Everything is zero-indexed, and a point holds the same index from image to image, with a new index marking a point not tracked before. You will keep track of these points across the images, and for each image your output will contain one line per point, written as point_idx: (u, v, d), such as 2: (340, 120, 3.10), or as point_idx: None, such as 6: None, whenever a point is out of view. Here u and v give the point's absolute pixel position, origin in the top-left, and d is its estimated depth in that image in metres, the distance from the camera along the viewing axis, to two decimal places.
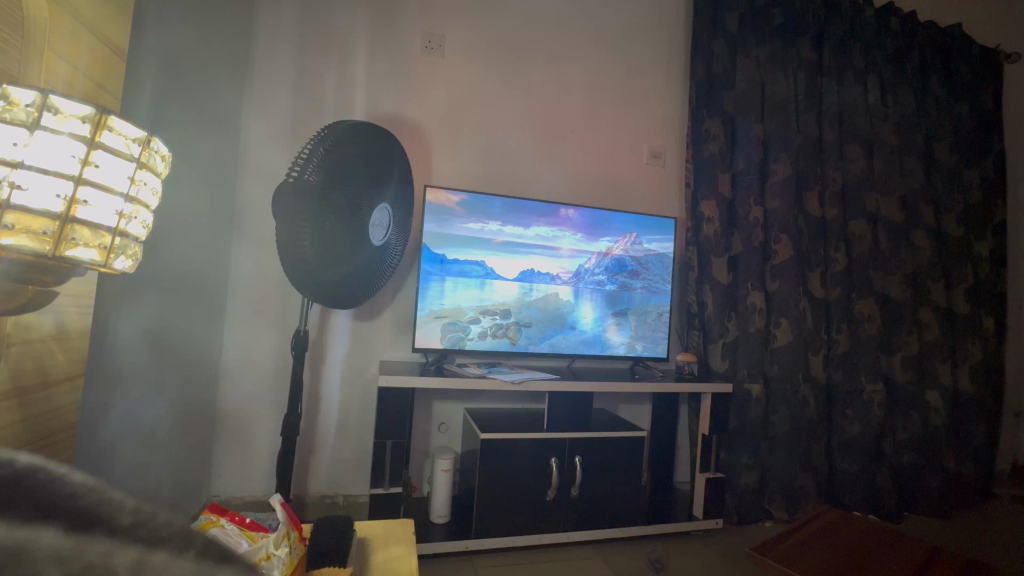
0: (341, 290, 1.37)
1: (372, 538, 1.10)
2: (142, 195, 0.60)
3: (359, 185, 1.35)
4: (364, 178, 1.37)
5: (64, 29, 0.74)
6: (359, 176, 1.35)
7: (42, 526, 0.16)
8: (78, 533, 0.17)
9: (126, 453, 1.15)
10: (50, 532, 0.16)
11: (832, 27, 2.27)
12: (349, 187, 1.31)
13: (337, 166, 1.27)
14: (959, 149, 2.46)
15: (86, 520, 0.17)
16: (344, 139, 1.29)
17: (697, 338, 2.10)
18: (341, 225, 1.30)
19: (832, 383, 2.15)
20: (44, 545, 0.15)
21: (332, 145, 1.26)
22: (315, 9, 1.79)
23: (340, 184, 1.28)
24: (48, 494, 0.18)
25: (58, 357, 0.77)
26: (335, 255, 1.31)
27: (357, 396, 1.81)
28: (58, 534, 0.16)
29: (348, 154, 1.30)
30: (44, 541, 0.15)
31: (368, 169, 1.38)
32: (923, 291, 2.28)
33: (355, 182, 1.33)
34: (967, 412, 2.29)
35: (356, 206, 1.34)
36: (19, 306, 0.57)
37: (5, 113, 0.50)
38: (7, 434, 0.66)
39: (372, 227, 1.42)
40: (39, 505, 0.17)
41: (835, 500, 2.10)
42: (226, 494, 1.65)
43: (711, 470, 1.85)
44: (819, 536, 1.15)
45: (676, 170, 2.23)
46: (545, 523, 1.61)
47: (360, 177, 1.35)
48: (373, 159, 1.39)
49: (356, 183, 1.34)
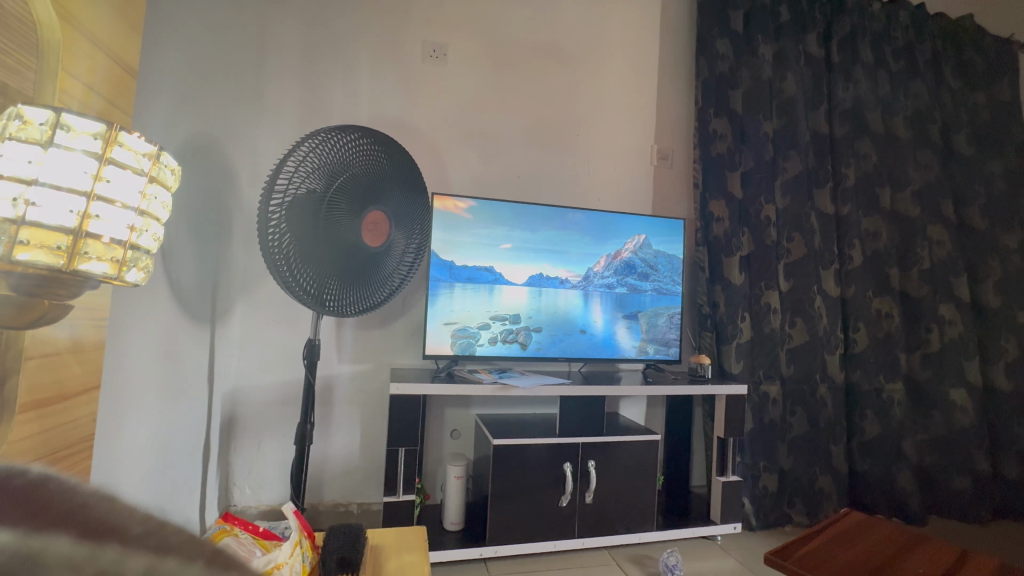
0: (344, 296, 1.34)
1: (385, 546, 1.10)
2: (153, 208, 0.62)
3: (356, 185, 1.34)
4: (363, 179, 1.36)
5: (81, 50, 0.76)
6: (356, 177, 1.34)
7: (56, 534, 0.15)
8: (92, 540, 0.16)
9: (142, 466, 1.12)
10: (62, 540, 0.15)
11: (840, 22, 2.24)
12: (343, 187, 1.31)
13: (327, 166, 1.29)
14: (978, 141, 2.40)
15: (100, 528, 0.17)
16: (334, 140, 1.30)
17: (710, 339, 2.05)
18: (335, 224, 1.30)
19: (851, 382, 2.10)
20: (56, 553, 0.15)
21: (320, 145, 1.28)
22: (319, 24, 1.83)
23: (332, 184, 1.29)
24: (66, 503, 0.17)
25: (74, 370, 0.78)
26: (330, 257, 1.30)
27: (369, 404, 1.82)
28: (72, 542, 0.15)
29: (340, 155, 1.31)
30: (55, 549, 0.15)
31: (366, 171, 1.36)
32: (945, 286, 2.21)
33: (351, 182, 1.33)
34: (997, 410, 2.22)
35: (353, 206, 1.33)
36: (36, 319, 0.55)
37: (19, 132, 0.51)
38: (26, 446, 0.67)
39: (367, 229, 1.37)
40: (57, 512, 0.17)
41: (858, 503, 2.06)
42: (242, 504, 1.71)
43: (727, 474, 1.81)
44: (843, 538, 1.12)
45: (684, 170, 2.21)
46: (560, 530, 1.59)
47: (358, 179, 1.35)
48: (369, 158, 1.37)
49: (352, 184, 1.33)
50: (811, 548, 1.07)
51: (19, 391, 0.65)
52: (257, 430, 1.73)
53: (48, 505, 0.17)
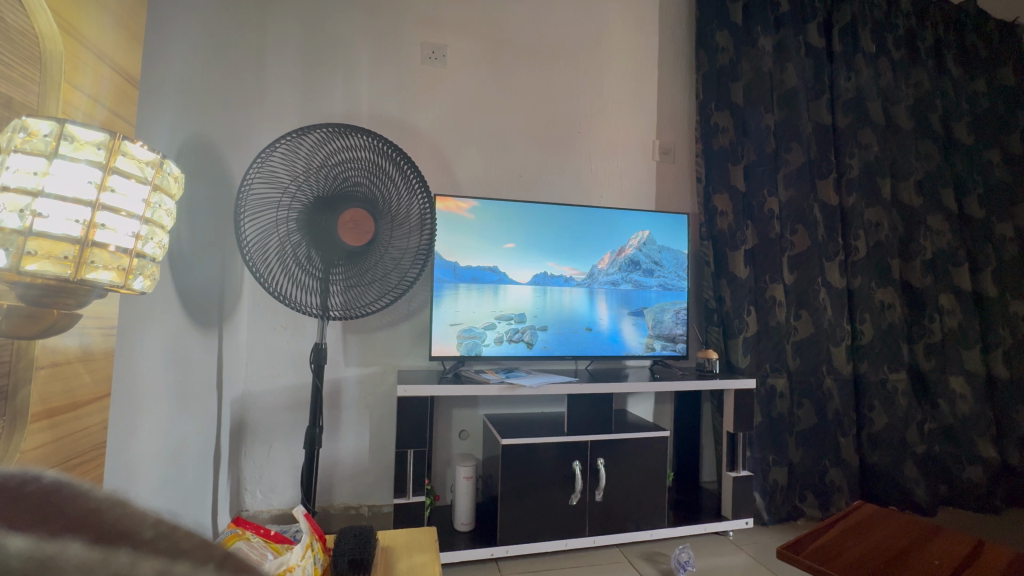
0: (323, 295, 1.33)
1: (395, 546, 1.10)
2: (158, 216, 0.63)
3: (337, 189, 1.33)
4: (353, 179, 1.34)
5: (86, 63, 0.77)
6: (350, 175, 1.34)
7: (69, 538, 0.15)
8: (105, 544, 0.16)
9: (155, 470, 1.13)
10: (77, 543, 0.15)
11: (841, 10, 2.22)
12: (333, 187, 1.32)
13: (319, 163, 1.31)
14: (978, 129, 2.37)
15: (113, 531, 0.17)
16: (332, 139, 1.32)
17: (716, 334, 2.03)
18: (321, 219, 1.32)
19: (859, 374, 2.08)
20: (73, 558, 0.15)
21: (315, 140, 1.30)
22: (319, 29, 1.85)
23: (327, 182, 1.32)
24: (80, 506, 0.17)
25: (85, 378, 0.79)
26: (307, 250, 1.31)
27: (377, 406, 1.82)
28: (86, 546, 0.15)
29: (325, 157, 1.32)
30: (74, 554, 0.15)
31: (349, 172, 1.33)
32: (946, 276, 2.22)
33: (332, 187, 1.32)
34: (1003, 398, 2.20)
35: (343, 205, 1.33)
36: (45, 330, 0.55)
37: (25, 143, 0.51)
38: (39, 454, 0.68)
39: (349, 233, 1.33)
40: (72, 517, 0.17)
41: (869, 495, 2.04)
42: (254, 508, 1.73)
43: (737, 468, 1.80)
44: (854, 532, 1.10)
45: (687, 164, 2.20)
46: (570, 529, 1.58)
47: (354, 179, 1.34)
48: (347, 160, 1.33)
49: (350, 184, 1.34)
50: (824, 540, 1.06)
51: (31, 400, 0.66)
52: (267, 436, 1.74)
53: (59, 511, 0.17)
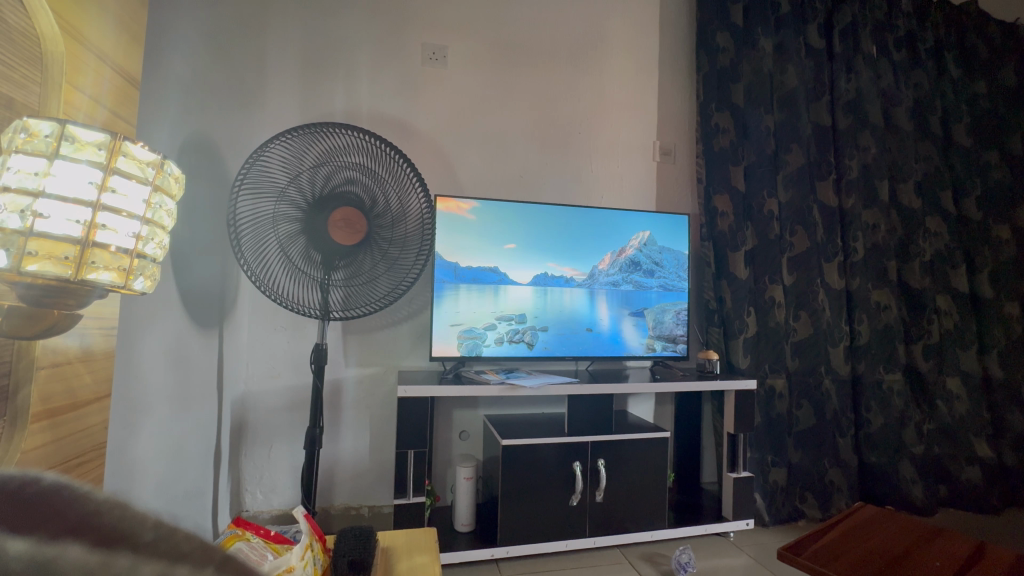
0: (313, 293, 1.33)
1: (395, 547, 1.10)
2: (159, 217, 0.63)
3: (334, 189, 1.32)
4: (350, 179, 1.34)
5: (87, 65, 0.78)
6: (347, 176, 1.34)
7: (69, 542, 0.15)
8: (104, 548, 0.16)
9: (155, 471, 1.13)
10: (75, 547, 0.15)
11: (842, 11, 2.21)
12: (330, 187, 1.32)
13: (319, 161, 1.31)
14: (978, 130, 2.37)
15: (113, 535, 0.17)
16: (332, 137, 1.31)
17: (717, 334, 2.02)
18: (316, 216, 1.31)
19: (858, 374, 2.07)
20: (69, 561, 0.14)
21: (317, 138, 1.30)
22: (320, 29, 1.85)
23: (324, 182, 1.32)
24: (79, 510, 0.17)
25: (86, 378, 0.79)
26: (301, 248, 1.31)
27: (377, 406, 1.82)
28: (85, 550, 0.15)
29: (324, 155, 1.32)
30: (71, 557, 0.15)
31: (347, 172, 1.34)
32: (944, 277, 2.22)
33: (329, 187, 1.32)
34: (998, 398, 2.21)
35: (339, 204, 1.33)
36: (46, 330, 0.55)
37: (26, 144, 0.51)
38: (39, 454, 0.68)
39: (344, 233, 1.32)
40: (70, 520, 0.16)
41: (869, 496, 2.04)
42: (254, 509, 1.73)
43: (738, 469, 1.80)
44: (853, 534, 1.10)
45: (687, 165, 2.20)
46: (570, 530, 1.58)
47: (351, 180, 1.34)
48: (345, 161, 1.33)
49: (347, 185, 1.34)
50: (824, 541, 1.06)
51: (32, 401, 0.66)
52: (267, 436, 1.75)
53: (58, 514, 0.17)
